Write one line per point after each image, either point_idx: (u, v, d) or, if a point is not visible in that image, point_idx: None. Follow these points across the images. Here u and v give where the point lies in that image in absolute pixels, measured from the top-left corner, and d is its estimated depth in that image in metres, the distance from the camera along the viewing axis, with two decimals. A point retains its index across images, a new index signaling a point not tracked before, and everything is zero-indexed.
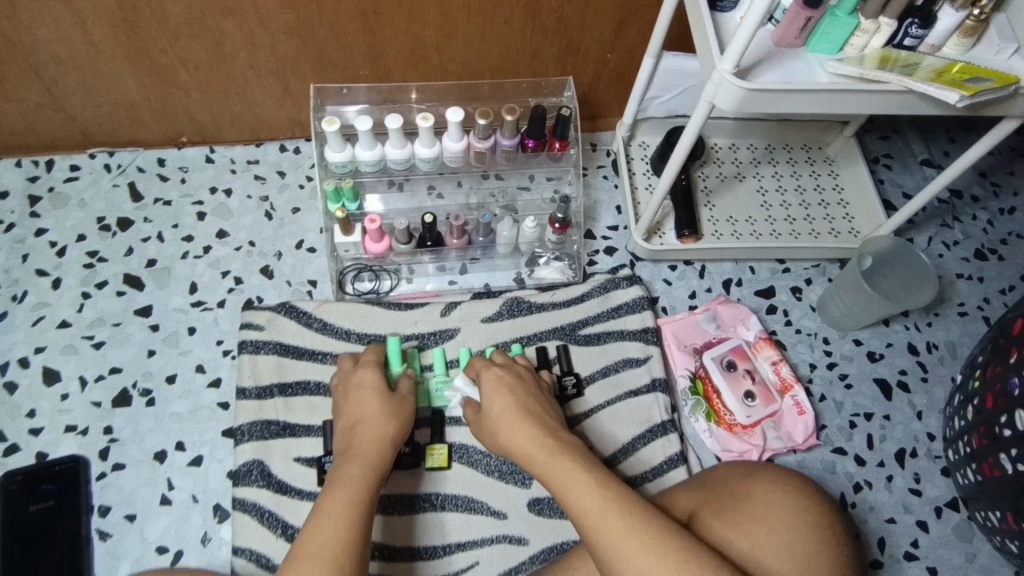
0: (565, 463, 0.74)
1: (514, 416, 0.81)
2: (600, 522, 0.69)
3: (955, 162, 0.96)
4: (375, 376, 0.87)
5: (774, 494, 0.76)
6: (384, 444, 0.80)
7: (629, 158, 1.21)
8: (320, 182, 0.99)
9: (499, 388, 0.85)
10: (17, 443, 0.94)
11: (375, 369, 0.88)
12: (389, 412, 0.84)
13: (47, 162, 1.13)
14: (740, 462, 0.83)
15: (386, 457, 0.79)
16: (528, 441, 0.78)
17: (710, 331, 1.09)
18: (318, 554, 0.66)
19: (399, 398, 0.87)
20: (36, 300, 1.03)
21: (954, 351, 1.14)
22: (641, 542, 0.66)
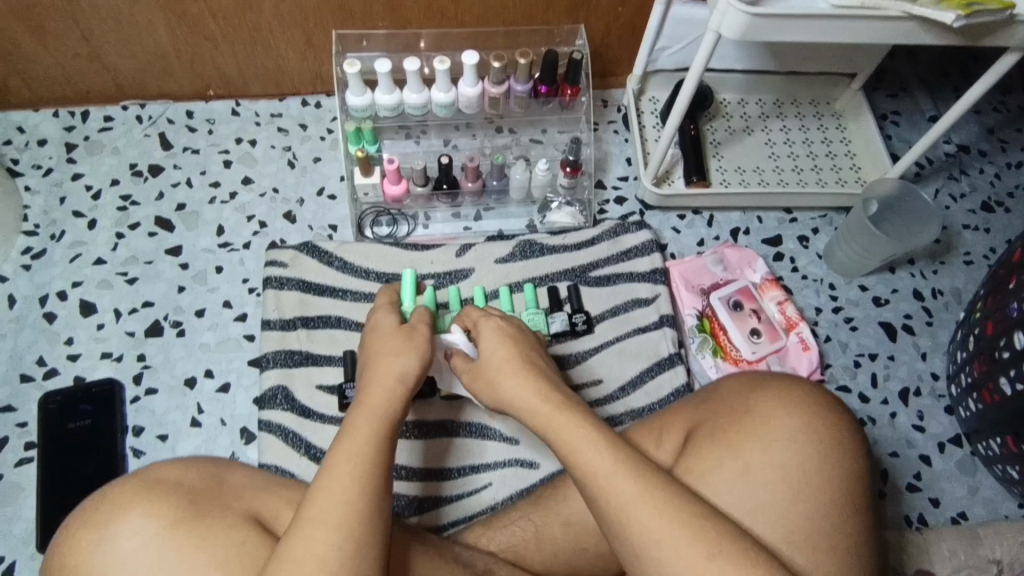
0: (584, 418, 0.66)
1: (522, 361, 0.72)
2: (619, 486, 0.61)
3: (960, 99, 0.98)
4: (391, 320, 0.77)
5: (783, 419, 0.69)
6: (400, 386, 0.69)
7: (639, 111, 1.24)
8: (341, 124, 1.05)
9: (504, 333, 0.75)
10: (56, 367, 1.00)
11: (391, 313, 0.78)
12: (403, 351, 0.72)
13: (82, 113, 1.20)
14: (742, 379, 0.76)
15: (400, 400, 0.68)
16: (541, 391, 0.69)
17: (717, 273, 1.12)
18: (312, 523, 0.58)
19: (416, 334, 0.74)
20: (74, 239, 1.10)
21: (960, 297, 1.15)
22: (665, 516, 0.60)
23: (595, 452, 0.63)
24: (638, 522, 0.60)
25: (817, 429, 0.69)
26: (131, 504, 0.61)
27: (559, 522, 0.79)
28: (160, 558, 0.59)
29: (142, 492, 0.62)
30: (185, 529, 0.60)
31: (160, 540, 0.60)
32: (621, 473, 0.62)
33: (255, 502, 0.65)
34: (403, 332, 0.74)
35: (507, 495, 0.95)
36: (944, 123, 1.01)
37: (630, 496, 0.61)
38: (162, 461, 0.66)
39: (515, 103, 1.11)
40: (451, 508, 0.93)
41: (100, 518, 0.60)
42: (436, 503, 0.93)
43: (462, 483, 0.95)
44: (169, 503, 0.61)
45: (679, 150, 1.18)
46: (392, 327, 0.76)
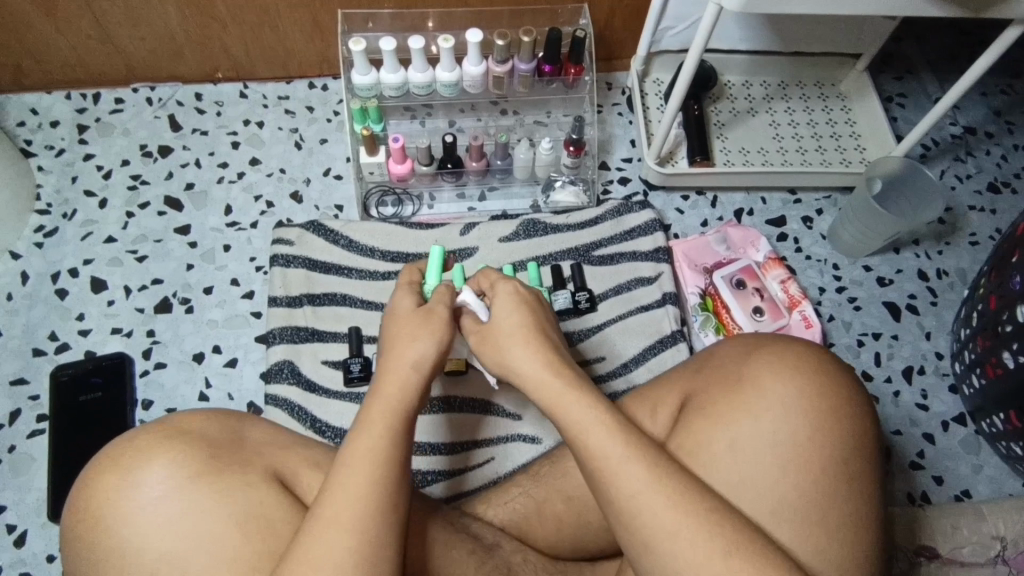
0: (603, 409, 0.61)
1: (543, 343, 0.65)
2: (633, 480, 0.58)
3: (965, 75, 0.98)
4: (412, 302, 0.69)
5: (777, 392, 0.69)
6: (412, 377, 0.63)
7: (643, 93, 1.24)
8: (347, 102, 1.06)
9: (522, 308, 0.68)
10: (68, 342, 1.03)
11: (411, 293, 0.70)
12: (419, 336, 0.65)
13: (94, 95, 1.22)
14: (744, 344, 0.74)
15: (414, 394, 0.62)
16: (558, 380, 0.63)
17: (720, 252, 1.13)
18: (326, 518, 0.54)
19: (436, 316, 0.67)
20: (85, 218, 1.12)
21: (964, 277, 1.15)
22: (679, 508, 0.57)
23: (608, 444, 0.60)
24: (653, 519, 0.57)
25: (828, 416, 0.67)
26: (156, 454, 0.60)
27: (559, 497, 0.79)
28: (183, 509, 0.58)
29: (167, 443, 0.61)
30: (210, 483, 0.60)
31: (182, 492, 0.59)
32: (634, 467, 0.58)
33: (278, 459, 0.64)
34: (421, 315, 0.67)
35: (508, 470, 0.95)
36: (946, 102, 1.01)
37: (643, 494, 0.58)
38: (187, 412, 0.64)
39: (520, 82, 1.11)
40: (464, 481, 0.94)
41: (124, 465, 0.59)
42: (449, 476, 0.94)
43: (467, 458, 0.95)
44: (193, 456, 0.60)
45: (683, 131, 1.19)
46: (407, 308, 0.68)
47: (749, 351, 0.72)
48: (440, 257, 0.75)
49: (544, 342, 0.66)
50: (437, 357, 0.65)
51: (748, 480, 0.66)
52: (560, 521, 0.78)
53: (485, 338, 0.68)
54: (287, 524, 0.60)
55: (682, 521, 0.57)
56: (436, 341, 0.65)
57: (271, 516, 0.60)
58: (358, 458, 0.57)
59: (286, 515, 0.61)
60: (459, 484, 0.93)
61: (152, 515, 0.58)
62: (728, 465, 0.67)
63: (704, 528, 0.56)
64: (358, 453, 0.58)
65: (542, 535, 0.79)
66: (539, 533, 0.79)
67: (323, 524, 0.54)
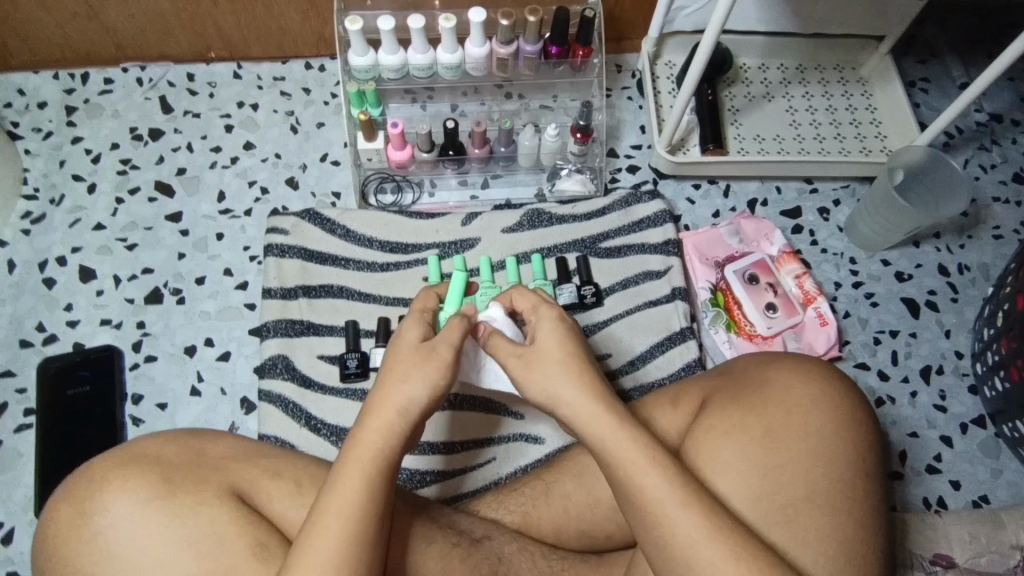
0: (628, 426, 0.62)
1: (581, 366, 0.65)
2: (647, 490, 0.60)
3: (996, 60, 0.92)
4: (418, 335, 0.66)
5: (803, 410, 0.68)
6: (400, 422, 0.61)
7: (654, 76, 1.18)
8: (344, 85, 1.01)
9: (567, 338, 0.67)
10: (55, 333, 1.00)
11: (419, 326, 0.67)
12: (417, 375, 0.63)
13: (82, 75, 1.17)
14: (766, 357, 0.75)
15: (399, 436, 0.61)
16: (587, 399, 0.64)
17: (732, 246, 1.08)
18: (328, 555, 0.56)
19: (434, 355, 0.64)
20: (73, 204, 1.09)
21: (987, 272, 1.10)
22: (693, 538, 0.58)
23: (625, 459, 0.61)
24: (664, 525, 0.59)
25: (838, 435, 0.67)
26: (110, 484, 0.62)
27: (571, 477, 0.78)
28: (140, 534, 0.60)
29: (122, 470, 0.62)
30: (164, 507, 0.61)
31: (140, 517, 0.61)
32: (646, 477, 0.60)
33: (234, 474, 0.65)
34: (418, 353, 0.64)
35: (509, 471, 0.92)
36: (973, 91, 0.95)
37: (655, 505, 0.60)
38: (145, 436, 0.66)
39: (525, 65, 1.05)
40: (466, 481, 0.91)
41: (82, 496, 0.61)
42: (451, 475, 0.91)
43: (467, 457, 0.92)
44: (146, 483, 0.62)
45: (695, 116, 1.13)
46: (409, 342, 0.65)
47: (769, 365, 0.73)
48: (461, 282, 0.77)
49: (577, 365, 0.65)
50: (431, 399, 0.63)
51: (759, 488, 0.65)
52: (559, 528, 0.77)
53: (529, 363, 0.66)
54: (242, 536, 0.62)
55: (689, 531, 0.58)
56: (431, 383, 0.63)
57: (226, 531, 0.62)
58: (340, 501, 0.58)
59: (241, 529, 0.62)
60: (460, 484, 0.91)
61: (112, 542, 0.60)
62: (736, 470, 0.66)
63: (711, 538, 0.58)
64: (342, 495, 0.58)
65: (546, 525, 0.77)
66: (543, 522, 0.77)
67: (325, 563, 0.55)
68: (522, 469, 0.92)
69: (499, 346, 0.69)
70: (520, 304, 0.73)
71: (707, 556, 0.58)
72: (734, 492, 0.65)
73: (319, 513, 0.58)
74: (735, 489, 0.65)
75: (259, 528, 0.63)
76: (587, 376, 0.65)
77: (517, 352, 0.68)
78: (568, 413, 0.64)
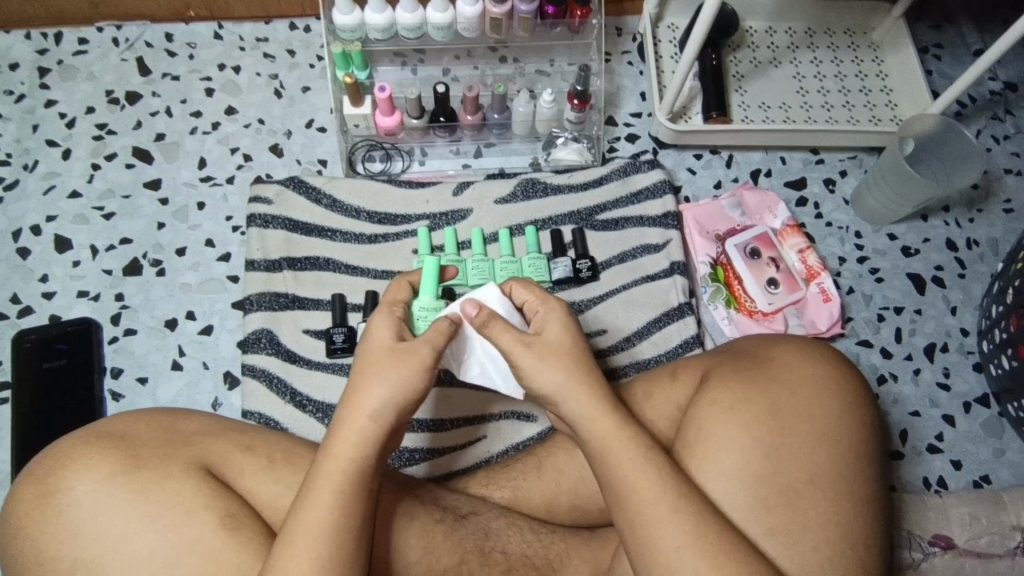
0: (622, 421, 0.60)
1: (569, 360, 0.62)
2: (640, 487, 0.58)
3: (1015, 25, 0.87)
4: (390, 335, 0.63)
5: (806, 393, 0.65)
6: (372, 431, 0.59)
7: (656, 40, 1.13)
8: (328, 46, 0.96)
9: (573, 335, 0.64)
10: (31, 305, 0.96)
11: (393, 326, 0.64)
12: (393, 377, 0.60)
13: (55, 34, 1.11)
14: (772, 339, 0.72)
15: (378, 431, 0.59)
16: (584, 394, 0.61)
17: (734, 218, 1.04)
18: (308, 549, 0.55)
19: (414, 358, 0.61)
20: (47, 170, 1.04)
21: (996, 247, 1.07)
22: (688, 532, 0.56)
23: (619, 453, 0.59)
24: (652, 527, 0.57)
25: (841, 419, 0.64)
26: (74, 460, 0.61)
27: (565, 450, 0.76)
28: (103, 509, 0.59)
29: (87, 448, 0.61)
30: (127, 483, 0.60)
31: (103, 493, 0.59)
32: (640, 472, 0.58)
33: (203, 448, 0.64)
34: (395, 355, 0.61)
35: (502, 449, 0.90)
36: (989, 57, 0.90)
37: (649, 501, 0.57)
38: (114, 416, 0.65)
39: (519, 25, 1.00)
40: (456, 459, 0.89)
41: (46, 474, 0.60)
42: (441, 453, 0.89)
43: (459, 434, 0.90)
44: (111, 459, 0.61)
45: (698, 82, 1.08)
46: (384, 344, 0.62)
47: (771, 346, 0.71)
48: (433, 271, 0.73)
49: (577, 361, 0.62)
50: (406, 402, 0.60)
51: (760, 472, 0.62)
52: (551, 508, 0.74)
53: (542, 355, 0.62)
54: (207, 509, 0.60)
55: (681, 532, 0.56)
56: (409, 389, 0.60)
57: (191, 504, 0.60)
58: (319, 503, 0.56)
59: (207, 502, 0.60)
60: (451, 462, 0.88)
61: (74, 519, 0.59)
62: (737, 454, 0.63)
63: (702, 542, 0.56)
64: (321, 498, 0.56)
65: (537, 501, 0.74)
66: (534, 497, 0.74)
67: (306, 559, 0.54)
68: (514, 447, 0.90)
69: (500, 339, 0.63)
70: (520, 298, 0.69)
71: (695, 560, 0.55)
72: (734, 476, 0.62)
73: (299, 517, 0.56)
74: (734, 471, 0.62)
75: (229, 499, 0.62)
76: (585, 371, 0.62)
77: (526, 343, 0.63)
78: (569, 409, 0.61)
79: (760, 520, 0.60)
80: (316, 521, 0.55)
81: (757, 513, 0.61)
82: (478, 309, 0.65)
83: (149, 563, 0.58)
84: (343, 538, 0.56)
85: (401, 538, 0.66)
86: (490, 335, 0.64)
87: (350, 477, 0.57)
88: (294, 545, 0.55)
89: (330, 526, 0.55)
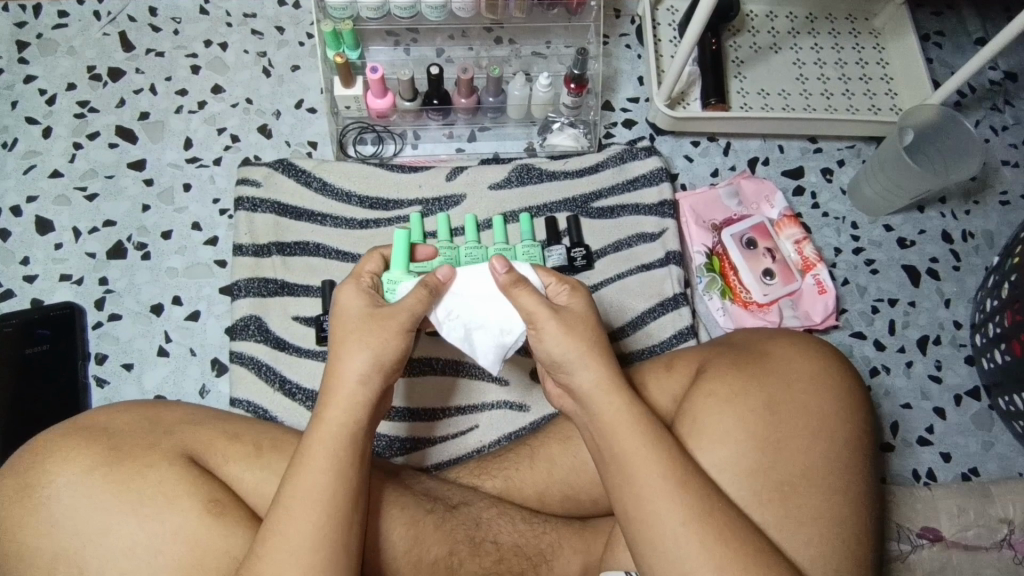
0: (623, 405, 0.60)
1: (591, 334, 0.63)
2: (644, 465, 0.57)
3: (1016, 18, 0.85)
4: (360, 304, 0.63)
5: (805, 387, 0.65)
6: (361, 393, 0.59)
7: (654, 23, 1.10)
8: (317, 24, 0.93)
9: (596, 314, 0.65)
10: (12, 289, 0.94)
11: (359, 296, 0.64)
12: (371, 343, 0.60)
13: (34, 7, 1.07)
14: (770, 332, 0.72)
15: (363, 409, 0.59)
16: (599, 366, 0.61)
17: (730, 208, 1.03)
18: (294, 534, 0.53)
19: (389, 322, 0.61)
20: (27, 148, 1.01)
21: (991, 240, 1.06)
22: (681, 516, 0.55)
23: (622, 432, 0.59)
24: (653, 505, 0.56)
25: (838, 415, 0.64)
26: (52, 454, 0.59)
27: (558, 440, 0.75)
28: (83, 502, 0.58)
29: (65, 440, 0.60)
30: (107, 474, 0.59)
31: (82, 486, 0.58)
32: (644, 450, 0.58)
33: (186, 436, 0.63)
34: (368, 322, 0.62)
35: (494, 439, 0.89)
36: (992, 49, 0.89)
37: (653, 478, 0.57)
38: (93, 408, 0.64)
39: (516, 6, 0.97)
40: (446, 449, 0.88)
41: (24, 468, 0.59)
42: (431, 443, 0.88)
43: (449, 424, 0.89)
44: (90, 451, 0.60)
45: (697, 67, 1.06)
46: (356, 315, 0.63)
47: (771, 340, 0.70)
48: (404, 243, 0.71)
49: (596, 336, 0.63)
50: (386, 364, 0.60)
51: (757, 462, 0.62)
52: (543, 500, 0.74)
53: (569, 325, 0.63)
54: (190, 496, 0.59)
55: (682, 510, 0.56)
56: (388, 353, 0.61)
57: (173, 492, 0.59)
58: (315, 482, 0.55)
59: (189, 490, 0.59)
60: (441, 452, 0.87)
61: (53, 513, 0.57)
62: (736, 443, 0.62)
63: (702, 521, 0.55)
64: (317, 477, 0.55)
65: (529, 492, 0.74)
66: (526, 487, 0.74)
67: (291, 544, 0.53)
68: (506, 436, 0.89)
69: (523, 302, 0.63)
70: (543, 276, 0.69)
71: (696, 539, 0.55)
72: (728, 466, 0.62)
73: (289, 493, 0.55)
74: (728, 461, 0.62)
75: (213, 485, 0.60)
76: (600, 349, 0.62)
77: (553, 308, 0.63)
78: (586, 378, 0.61)
79: (756, 509, 0.60)
80: (309, 502, 0.54)
81: (752, 502, 0.60)
82: (506, 270, 0.64)
83: (132, 554, 0.57)
84: (338, 524, 0.55)
85: (391, 528, 0.65)
86: (514, 297, 0.63)
87: (343, 458, 0.57)
88: (286, 525, 0.54)
89: (322, 510, 0.54)
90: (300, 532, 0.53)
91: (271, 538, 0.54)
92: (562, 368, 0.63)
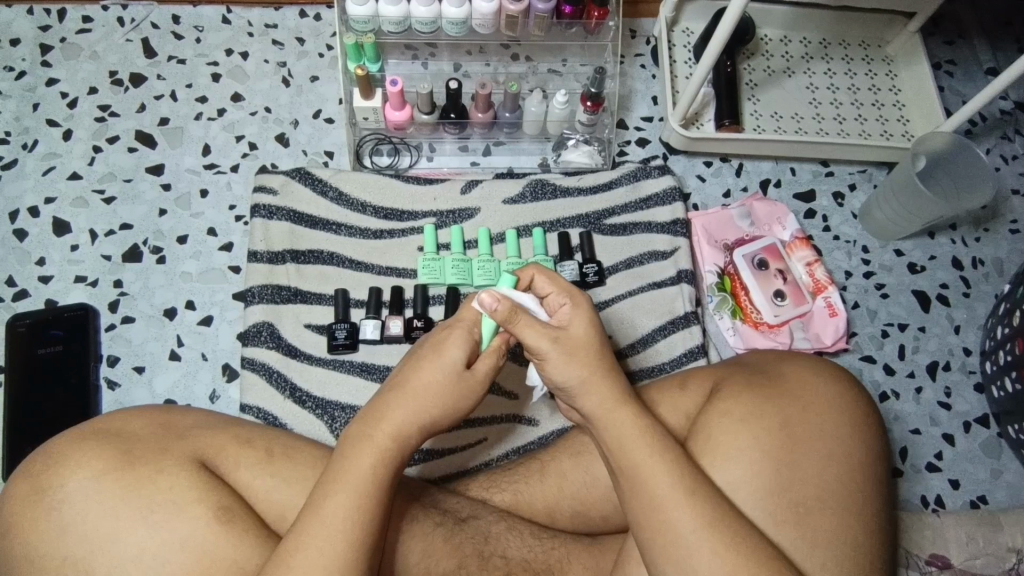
0: (636, 414, 0.61)
1: (602, 351, 0.64)
2: (654, 475, 0.57)
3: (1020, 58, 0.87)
4: (464, 359, 0.63)
5: (823, 410, 0.65)
6: (392, 418, 0.60)
7: (670, 44, 1.12)
8: (340, 36, 0.94)
9: (596, 334, 0.64)
10: (27, 289, 0.95)
11: (464, 346, 0.63)
12: (415, 377, 0.62)
13: (58, 12, 1.09)
14: (774, 350, 0.74)
15: (381, 422, 0.60)
16: (603, 389, 0.62)
17: (742, 229, 1.04)
18: (313, 541, 0.54)
19: (470, 389, 0.63)
20: (48, 150, 1.02)
21: (1001, 268, 1.07)
22: (699, 526, 0.55)
23: (635, 442, 0.59)
24: (666, 514, 0.56)
25: (855, 438, 0.64)
26: (65, 458, 0.59)
27: (569, 456, 0.75)
28: (93, 507, 0.58)
29: (78, 445, 0.60)
30: (118, 480, 0.59)
31: (94, 491, 0.58)
32: (652, 460, 0.58)
33: (198, 441, 0.63)
34: (456, 382, 0.62)
35: (502, 453, 0.89)
36: (1002, 82, 0.90)
37: (658, 489, 0.57)
38: (106, 413, 0.64)
39: (535, 24, 0.98)
40: (454, 461, 0.87)
41: (35, 473, 0.59)
42: (437, 454, 0.87)
43: (458, 436, 0.88)
44: (103, 455, 0.60)
45: (712, 88, 1.07)
46: (454, 369, 0.62)
47: (786, 361, 0.70)
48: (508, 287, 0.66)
49: (600, 355, 0.63)
50: (413, 386, 0.61)
51: (771, 482, 0.61)
52: (552, 515, 0.73)
53: (566, 352, 0.62)
54: (201, 504, 0.59)
55: (692, 517, 0.56)
56: (438, 397, 0.62)
57: (183, 499, 0.59)
58: (340, 490, 0.56)
59: (200, 496, 0.59)
60: (444, 464, 0.87)
61: (63, 517, 0.57)
62: (750, 462, 0.62)
63: (712, 529, 0.55)
64: (342, 484, 0.56)
65: (537, 505, 0.73)
66: (535, 501, 0.73)
67: (312, 548, 0.54)
68: (515, 451, 0.89)
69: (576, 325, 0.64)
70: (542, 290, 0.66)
71: (707, 548, 0.55)
72: (743, 484, 0.61)
73: (321, 499, 0.56)
74: (743, 480, 0.62)
75: (223, 493, 0.61)
76: (604, 368, 0.63)
77: (554, 339, 0.62)
78: (593, 402, 0.62)
79: (771, 527, 0.60)
80: (333, 506, 0.55)
81: (767, 520, 0.60)
82: (500, 302, 0.61)
83: (141, 561, 0.57)
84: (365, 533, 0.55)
85: (402, 541, 0.65)
86: (510, 328, 0.62)
87: (366, 469, 0.57)
88: (307, 529, 0.55)
89: (345, 509, 0.55)
90: (333, 533, 0.54)
91: (297, 541, 0.54)
92: (565, 392, 0.64)
